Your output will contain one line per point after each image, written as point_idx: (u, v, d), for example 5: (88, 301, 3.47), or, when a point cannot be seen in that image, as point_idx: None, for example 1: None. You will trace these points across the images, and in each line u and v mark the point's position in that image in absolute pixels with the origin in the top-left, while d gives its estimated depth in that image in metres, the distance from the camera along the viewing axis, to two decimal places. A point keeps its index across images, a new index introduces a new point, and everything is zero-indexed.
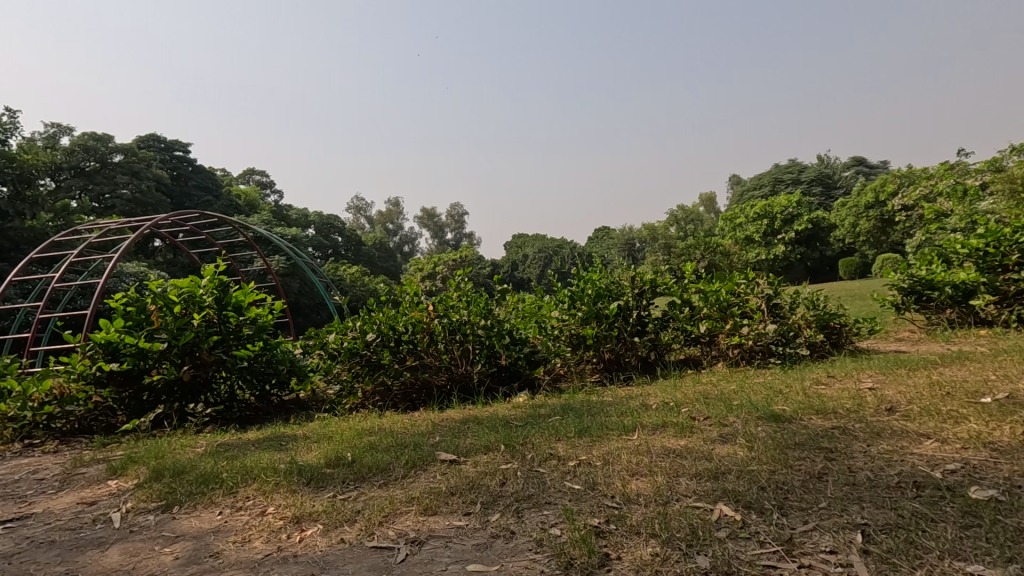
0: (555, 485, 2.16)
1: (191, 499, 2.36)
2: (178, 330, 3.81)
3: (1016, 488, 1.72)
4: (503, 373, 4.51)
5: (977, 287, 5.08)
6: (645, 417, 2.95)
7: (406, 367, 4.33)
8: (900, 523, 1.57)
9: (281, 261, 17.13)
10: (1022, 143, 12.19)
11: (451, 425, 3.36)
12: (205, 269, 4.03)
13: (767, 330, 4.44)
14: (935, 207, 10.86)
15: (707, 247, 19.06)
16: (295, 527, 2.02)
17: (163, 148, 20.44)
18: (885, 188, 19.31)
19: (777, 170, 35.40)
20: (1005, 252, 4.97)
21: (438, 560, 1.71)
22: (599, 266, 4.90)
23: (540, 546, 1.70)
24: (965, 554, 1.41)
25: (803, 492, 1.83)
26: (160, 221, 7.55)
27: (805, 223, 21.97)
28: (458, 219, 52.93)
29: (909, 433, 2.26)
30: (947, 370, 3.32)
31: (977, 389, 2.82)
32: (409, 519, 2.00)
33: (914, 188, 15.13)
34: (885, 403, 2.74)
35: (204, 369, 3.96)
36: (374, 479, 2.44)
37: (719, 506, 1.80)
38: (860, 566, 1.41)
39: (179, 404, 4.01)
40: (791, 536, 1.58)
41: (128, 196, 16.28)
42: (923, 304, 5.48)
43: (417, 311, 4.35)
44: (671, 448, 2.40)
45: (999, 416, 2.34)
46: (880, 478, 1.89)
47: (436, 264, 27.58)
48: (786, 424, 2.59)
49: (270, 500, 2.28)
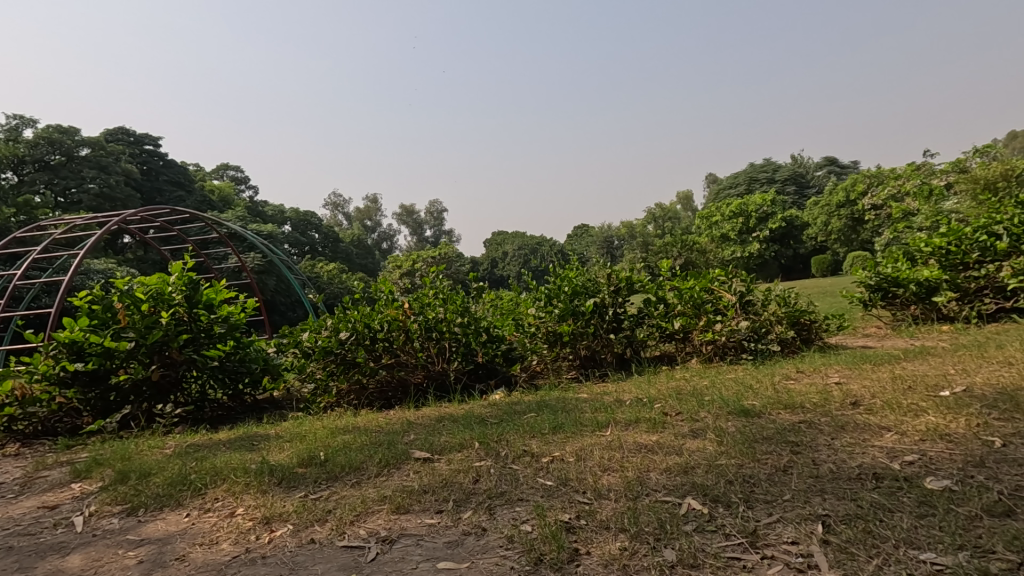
0: (527, 482, 2.17)
1: (156, 501, 2.32)
2: (146, 328, 3.71)
3: (970, 478, 1.78)
4: (480, 371, 4.54)
5: (940, 284, 5.23)
6: (619, 413, 2.98)
7: (381, 365, 4.32)
8: (859, 513, 1.62)
9: (258, 258, 16.81)
10: (983, 145, 12.66)
11: (427, 423, 3.32)
12: (174, 266, 3.94)
13: (740, 326, 4.53)
14: (902, 207, 11.18)
15: (685, 245, 19.28)
16: (265, 528, 2.00)
17: (133, 142, 19.90)
18: (856, 187, 19.76)
19: (753, 170, 36.04)
20: (965, 251, 5.15)
21: (409, 558, 1.70)
22: (577, 263, 4.91)
23: (510, 542, 1.71)
24: (920, 542, 1.45)
25: (768, 485, 1.87)
26: (130, 215, 7.22)
27: (779, 222, 22.42)
28: (438, 217, 52.63)
29: (871, 427, 2.33)
30: (910, 365, 3.43)
31: (937, 382, 2.92)
32: (380, 517, 1.99)
33: (882, 188, 15.60)
34: (850, 397, 2.82)
35: (174, 368, 3.88)
36: (346, 479, 2.42)
37: (687, 500, 1.83)
38: (820, 556, 1.45)
39: (147, 405, 3.93)
40: (755, 528, 1.62)
41: (96, 191, 15.79)
42: (888, 300, 5.64)
43: (393, 309, 4.33)
44: (643, 444, 2.43)
45: (956, 408, 2.42)
46: (842, 470, 1.94)
47: (416, 262, 27.30)
48: (755, 418, 2.65)
49: (240, 500, 2.25)
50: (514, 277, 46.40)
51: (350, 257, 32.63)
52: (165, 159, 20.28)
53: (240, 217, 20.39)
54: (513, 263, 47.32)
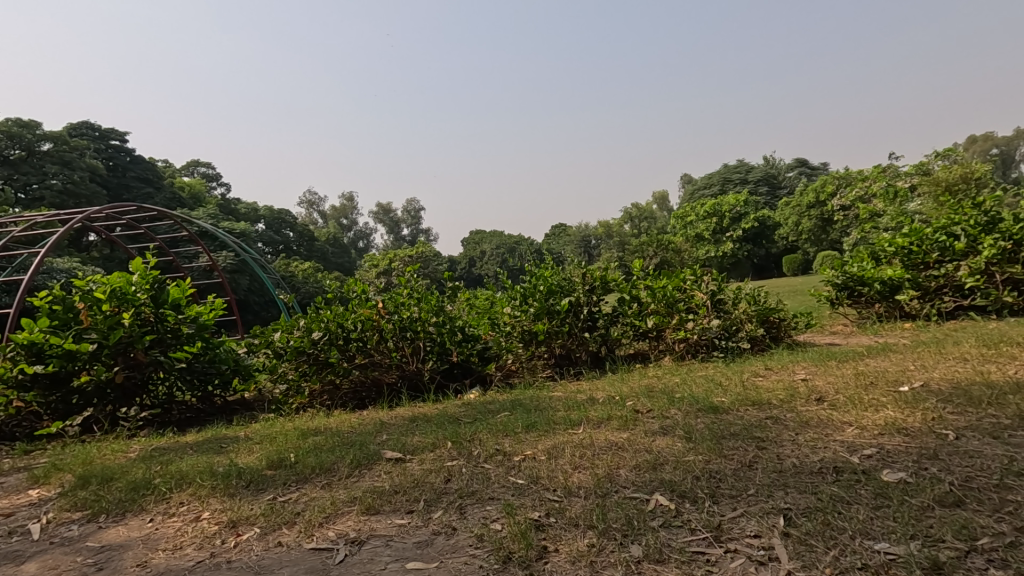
0: (499, 481, 2.18)
1: (119, 506, 2.25)
2: (110, 329, 3.60)
3: (923, 470, 1.84)
4: (455, 369, 4.54)
5: (902, 283, 5.39)
6: (592, 411, 3.02)
7: (355, 365, 4.27)
8: (819, 506, 1.66)
9: (229, 257, 16.47)
10: (945, 148, 13.09)
11: (400, 424, 3.30)
12: (137, 264, 3.83)
13: (711, 325, 4.61)
14: (869, 208, 11.52)
15: (661, 245, 19.73)
16: (230, 532, 1.96)
17: (98, 137, 19.23)
18: (825, 189, 20.24)
19: (726, 170, 36.71)
20: (926, 251, 5.35)
21: (377, 559, 1.69)
22: (552, 262, 4.94)
23: (480, 542, 1.71)
24: (875, 533, 1.50)
25: (734, 480, 1.91)
26: (93, 212, 6.97)
27: (751, 222, 22.88)
28: (415, 215, 52.21)
29: (833, 422, 2.40)
30: (872, 361, 3.54)
31: (897, 378, 3.02)
32: (350, 519, 1.97)
33: (851, 190, 16.03)
34: (815, 393, 2.90)
35: (139, 369, 3.78)
36: (316, 480, 2.39)
37: (655, 497, 1.86)
38: (780, 549, 1.49)
39: (111, 408, 3.80)
40: (720, 522, 1.65)
41: (58, 187, 15.25)
42: (854, 299, 5.78)
43: (366, 308, 4.28)
44: (613, 442, 2.46)
45: (914, 403, 2.50)
46: (805, 464, 1.99)
47: (392, 261, 27.04)
48: (722, 415, 2.70)
49: (206, 505, 2.20)
50: (492, 277, 46.33)
51: (325, 256, 32.22)
52: (132, 154, 19.70)
53: (211, 215, 19.98)
54: (490, 263, 47.22)
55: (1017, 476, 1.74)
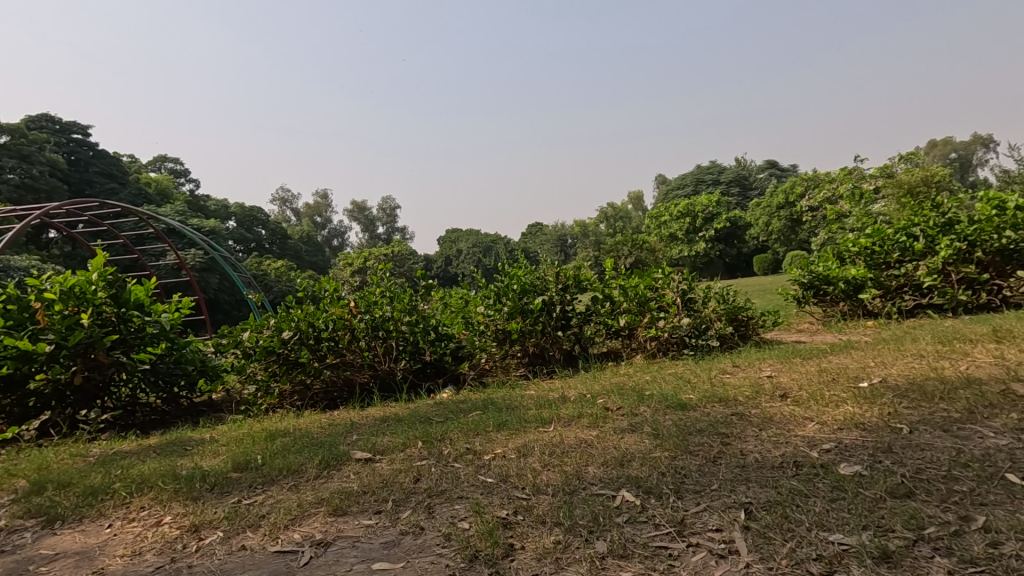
0: (468, 479, 2.18)
1: (75, 512, 2.19)
2: (68, 330, 3.48)
3: (878, 463, 1.91)
4: (428, 369, 4.52)
5: (865, 282, 5.56)
6: (563, 409, 3.04)
7: (326, 365, 4.21)
8: (779, 500, 1.71)
9: (199, 254, 16.10)
10: (908, 152, 13.49)
11: (370, 424, 3.28)
12: (98, 263, 3.71)
13: (681, 323, 4.69)
14: (836, 210, 11.84)
15: (635, 245, 19.97)
16: (193, 536, 1.92)
17: (59, 130, 18.54)
18: (794, 191, 20.73)
19: (700, 171, 37.28)
20: (888, 251, 5.54)
21: (343, 560, 1.68)
22: (526, 261, 4.95)
23: (447, 541, 1.71)
24: (830, 525, 1.55)
25: (698, 476, 1.95)
26: (53, 208, 6.72)
27: (723, 223, 23.35)
28: (391, 213, 51.81)
29: (795, 418, 2.47)
30: (835, 359, 3.64)
31: (857, 374, 3.12)
32: (317, 520, 1.95)
33: (819, 192, 16.44)
34: (779, 390, 2.97)
35: (100, 371, 3.66)
36: (283, 482, 2.36)
37: (621, 493, 1.88)
38: (741, 541, 1.52)
39: (71, 411, 3.69)
40: (683, 517, 1.68)
41: (15, 182, 14.66)
42: (820, 297, 5.94)
43: (338, 307, 4.24)
44: (583, 439, 2.49)
45: (871, 399, 2.59)
46: (766, 459, 2.04)
47: (367, 258, 26.77)
48: (690, 411, 2.75)
49: (168, 509, 2.15)
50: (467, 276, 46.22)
51: (299, 254, 31.69)
52: (95, 149, 19.03)
53: (180, 211, 19.52)
54: (466, 262, 47.09)
55: (964, 467, 1.81)
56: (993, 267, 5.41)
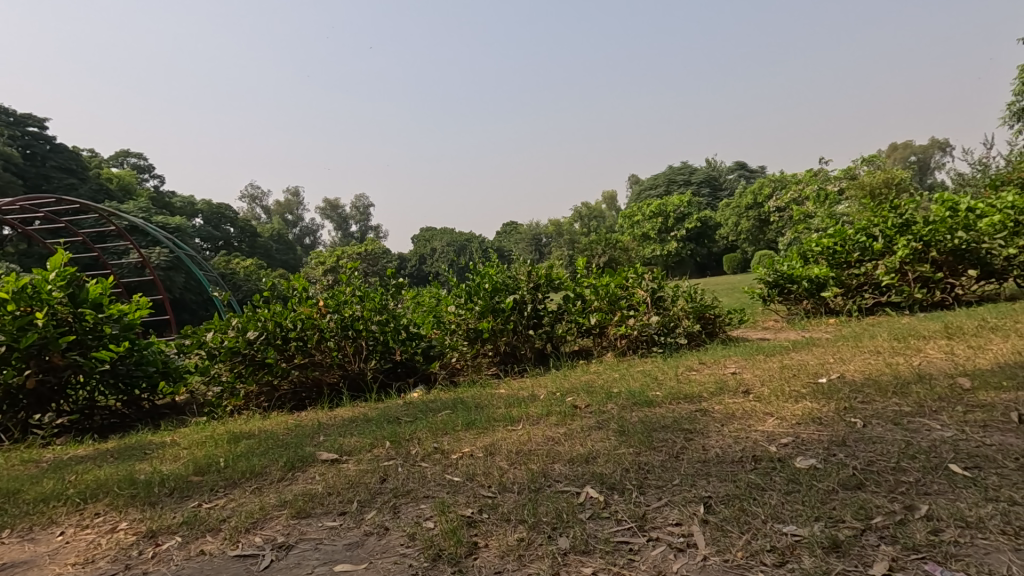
0: (434, 479, 2.17)
1: (24, 520, 2.10)
2: (20, 330, 3.34)
3: (832, 456, 1.97)
4: (398, 368, 4.49)
5: (827, 281, 5.71)
6: (531, 408, 3.05)
7: (294, 365, 4.14)
8: (737, 493, 1.75)
9: (164, 253, 15.64)
10: (871, 155, 13.95)
11: (338, 424, 3.24)
12: (53, 261, 3.56)
13: (650, 321, 4.76)
14: (801, 211, 12.18)
15: (608, 245, 20.13)
16: (149, 542, 1.87)
17: (14, 122, 17.69)
18: (763, 192, 21.22)
19: (672, 172, 37.82)
20: (848, 251, 5.71)
21: (305, 563, 1.65)
22: (497, 260, 4.95)
23: (411, 540, 1.70)
24: (784, 517, 1.59)
25: (661, 471, 1.99)
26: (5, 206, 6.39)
27: (694, 222, 23.77)
28: (364, 211, 51.14)
29: (756, 413, 2.53)
30: (796, 355, 3.75)
31: (816, 370, 3.22)
32: (279, 523, 1.92)
33: (786, 193, 16.88)
34: (742, 386, 3.04)
35: (56, 373, 3.54)
36: (246, 485, 2.31)
37: (585, 489, 1.91)
38: (699, 535, 1.56)
39: (23, 415, 3.56)
40: (645, 512, 1.71)
41: None
42: (785, 295, 6.06)
43: (306, 307, 4.17)
44: (550, 437, 2.51)
45: (829, 394, 2.68)
46: (727, 453, 2.09)
47: (338, 257, 26.37)
48: (655, 408, 2.80)
49: (124, 515, 2.09)
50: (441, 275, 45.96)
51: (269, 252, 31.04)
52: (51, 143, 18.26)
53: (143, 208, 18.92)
54: (441, 261, 46.82)
55: (912, 459, 1.89)
56: (946, 266, 5.63)
